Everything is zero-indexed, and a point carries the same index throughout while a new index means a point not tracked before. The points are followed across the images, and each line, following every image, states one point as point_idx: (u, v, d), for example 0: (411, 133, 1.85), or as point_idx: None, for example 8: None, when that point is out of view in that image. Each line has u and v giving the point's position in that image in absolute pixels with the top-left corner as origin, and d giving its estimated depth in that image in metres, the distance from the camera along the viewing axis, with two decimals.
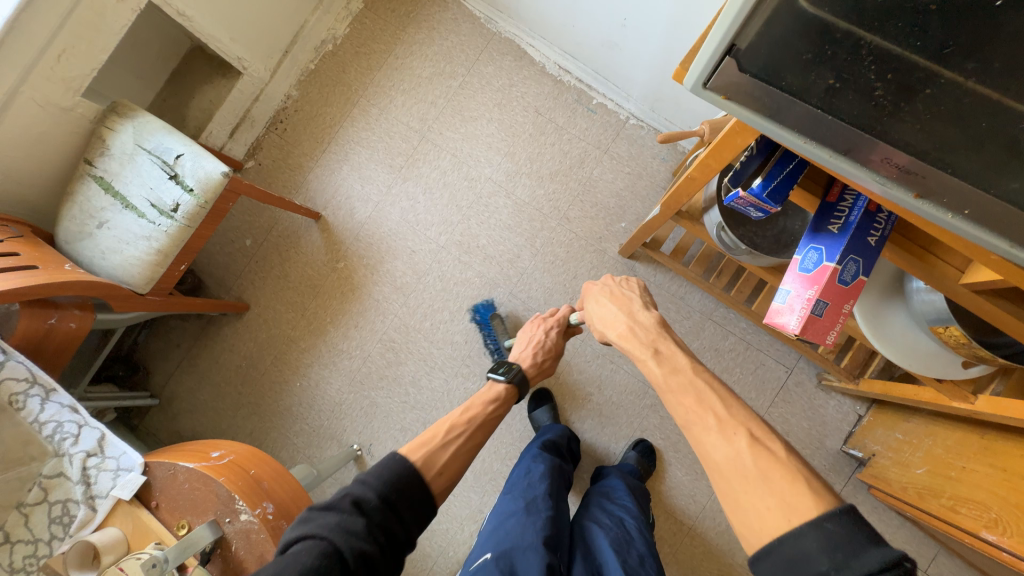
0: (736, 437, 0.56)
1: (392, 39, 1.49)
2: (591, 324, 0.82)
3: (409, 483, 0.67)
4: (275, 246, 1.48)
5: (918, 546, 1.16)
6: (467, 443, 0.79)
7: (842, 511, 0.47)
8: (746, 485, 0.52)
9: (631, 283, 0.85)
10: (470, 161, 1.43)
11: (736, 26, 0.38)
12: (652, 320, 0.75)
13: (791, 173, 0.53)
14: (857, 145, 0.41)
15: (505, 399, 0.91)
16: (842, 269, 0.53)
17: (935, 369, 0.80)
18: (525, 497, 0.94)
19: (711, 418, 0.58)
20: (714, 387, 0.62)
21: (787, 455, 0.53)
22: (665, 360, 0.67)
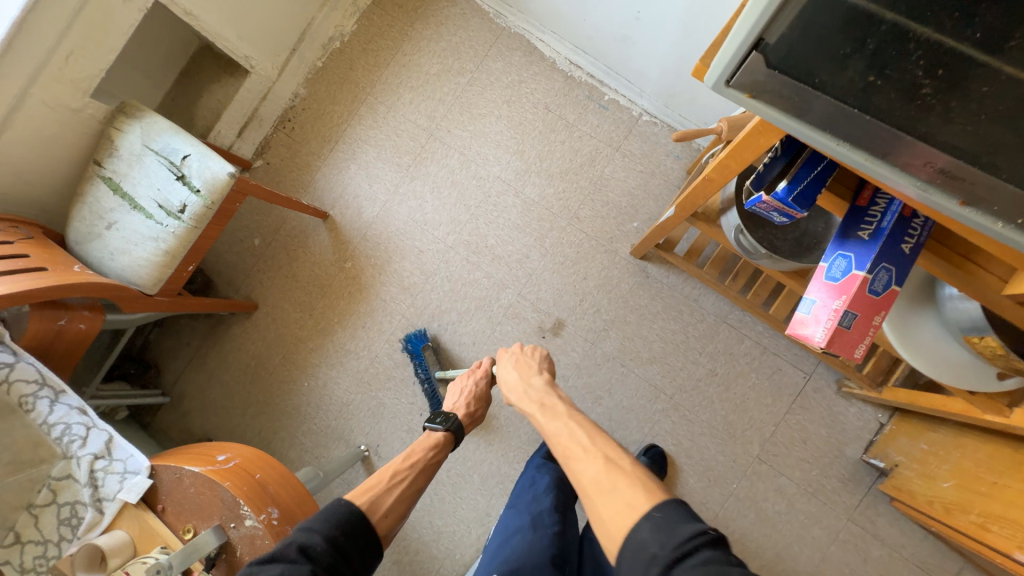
0: (596, 459, 0.69)
1: (400, 35, 1.47)
2: (506, 390, 0.91)
3: (355, 530, 0.69)
4: (283, 245, 1.48)
5: (941, 560, 1.12)
6: (410, 486, 0.82)
7: (666, 501, 0.59)
8: (601, 494, 0.64)
9: (535, 350, 0.98)
10: (478, 159, 1.40)
11: (764, 19, 0.35)
12: (545, 385, 0.88)
13: (819, 176, 0.50)
14: (895, 147, 0.38)
15: (444, 446, 0.91)
16: (873, 278, 0.50)
17: (968, 381, 0.76)
18: (531, 511, 0.92)
19: (578, 449, 0.72)
20: (582, 425, 0.77)
21: (631, 465, 0.67)
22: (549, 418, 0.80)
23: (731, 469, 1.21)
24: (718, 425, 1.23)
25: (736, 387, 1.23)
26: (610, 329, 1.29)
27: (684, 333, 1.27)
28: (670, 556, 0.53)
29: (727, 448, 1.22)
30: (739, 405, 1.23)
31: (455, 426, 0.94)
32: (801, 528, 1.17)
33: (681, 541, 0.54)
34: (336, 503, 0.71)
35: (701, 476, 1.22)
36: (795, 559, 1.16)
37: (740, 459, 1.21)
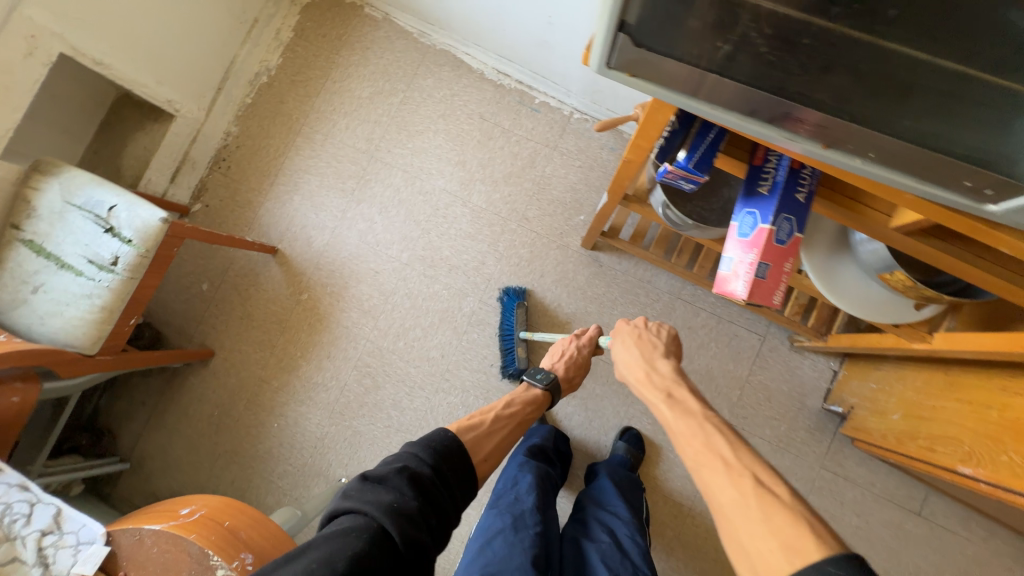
0: (744, 482, 0.57)
1: (327, 63, 1.48)
2: (618, 362, 0.86)
3: (456, 459, 0.76)
4: (234, 286, 1.44)
5: (908, 490, 1.19)
6: (507, 436, 0.90)
7: (844, 557, 0.46)
8: (748, 526, 0.53)
9: (662, 328, 0.89)
10: (422, 174, 1.42)
11: (619, 5, 0.38)
12: (672, 373, 0.79)
13: (713, 142, 0.54)
14: (759, 105, 0.41)
15: (540, 403, 0.99)
16: (777, 228, 0.54)
17: (890, 316, 0.82)
18: (511, 512, 0.93)
19: (719, 462, 0.61)
20: (722, 433, 0.65)
21: (793, 500, 0.55)
22: (677, 413, 0.71)
23: None
24: None
25: (699, 359, 1.28)
26: (573, 321, 1.32)
27: (643, 314, 1.31)
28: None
29: None
30: (705, 375, 1.28)
31: (554, 387, 1.00)
32: None
33: None
34: (437, 431, 0.77)
35: None
36: None
37: None
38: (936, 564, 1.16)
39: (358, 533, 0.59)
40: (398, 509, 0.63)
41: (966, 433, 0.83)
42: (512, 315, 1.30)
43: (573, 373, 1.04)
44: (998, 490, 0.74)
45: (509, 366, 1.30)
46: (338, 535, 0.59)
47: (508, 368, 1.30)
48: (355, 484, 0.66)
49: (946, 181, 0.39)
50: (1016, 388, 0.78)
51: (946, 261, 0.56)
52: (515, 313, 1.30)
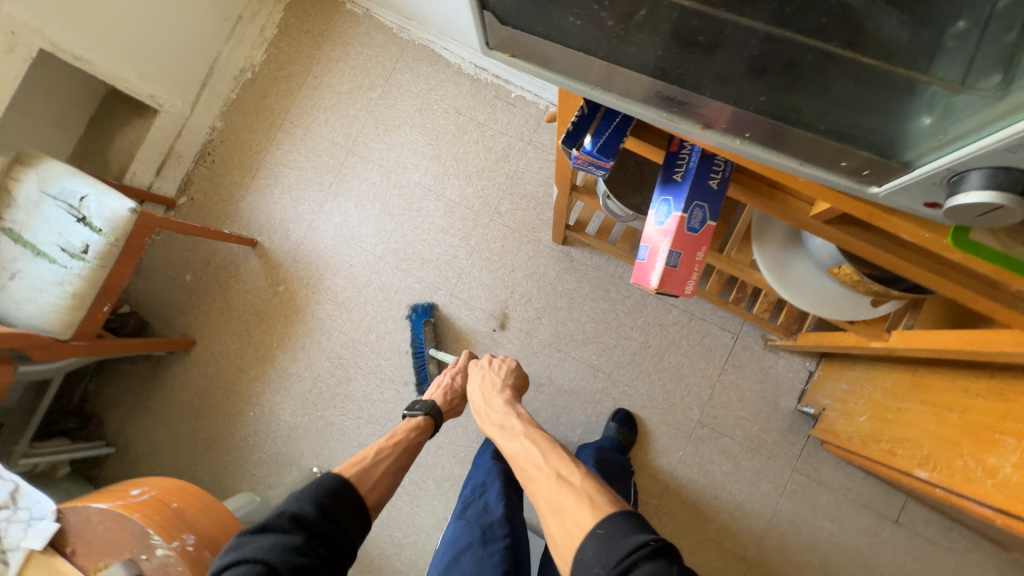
0: (549, 478, 0.71)
1: (309, 59, 1.49)
2: (472, 405, 0.98)
3: (347, 497, 0.72)
4: (216, 277, 1.47)
5: (885, 497, 1.14)
6: (396, 464, 0.85)
7: (609, 519, 0.60)
8: (551, 513, 0.66)
9: (502, 365, 1.05)
10: (398, 168, 1.43)
11: None
12: (506, 404, 0.93)
13: (620, 128, 0.53)
14: (630, 89, 0.40)
15: (425, 427, 0.96)
16: (689, 216, 0.53)
17: (846, 311, 0.79)
18: (480, 524, 0.92)
19: (533, 466, 0.74)
20: (537, 443, 0.79)
21: (581, 481, 0.69)
22: (506, 436, 0.84)
23: (675, 437, 1.23)
24: (658, 396, 1.25)
25: (669, 356, 1.26)
26: (543, 317, 1.31)
27: (614, 311, 1.29)
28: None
29: (669, 417, 1.23)
30: (675, 373, 1.25)
31: (434, 411, 0.99)
32: (748, 485, 1.19)
33: (620, 553, 0.56)
34: (326, 473, 0.74)
35: (646, 448, 1.23)
36: (748, 516, 1.18)
37: (682, 426, 1.23)
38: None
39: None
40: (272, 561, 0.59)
41: (928, 436, 0.79)
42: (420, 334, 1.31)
43: (453, 401, 1.06)
44: (953, 494, 0.71)
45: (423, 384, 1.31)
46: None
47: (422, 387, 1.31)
48: (236, 538, 0.63)
49: (825, 164, 0.38)
50: (979, 389, 0.73)
51: (869, 252, 0.54)
52: (423, 331, 1.31)
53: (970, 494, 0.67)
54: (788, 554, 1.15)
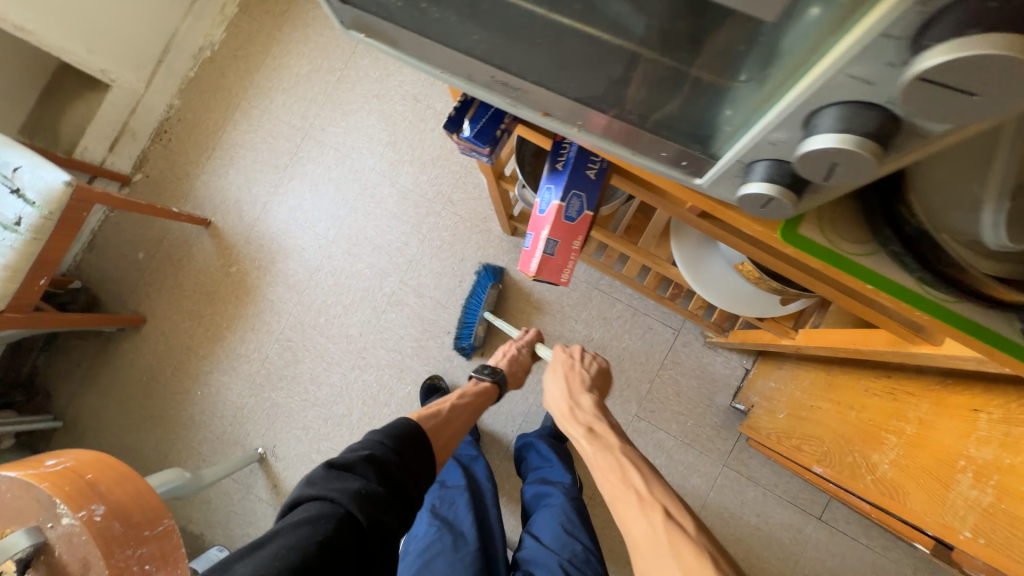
0: (653, 514, 0.61)
1: (268, 39, 1.48)
2: (547, 399, 0.88)
3: (422, 449, 0.75)
4: (169, 256, 1.47)
5: (810, 494, 1.16)
6: (463, 425, 0.90)
7: None
8: (656, 557, 0.56)
9: (593, 362, 0.94)
10: (353, 153, 1.42)
11: None
12: (593, 406, 0.84)
13: (498, 114, 0.53)
14: (473, 74, 0.40)
15: (489, 394, 0.97)
16: (566, 205, 0.54)
17: (755, 309, 0.80)
18: (450, 529, 0.91)
19: (633, 495, 0.65)
20: (635, 465, 0.70)
21: (696, 531, 0.59)
22: (596, 446, 0.75)
23: None
24: None
25: (611, 350, 1.27)
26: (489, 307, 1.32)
27: (560, 303, 1.30)
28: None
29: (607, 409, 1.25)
30: (616, 367, 1.26)
31: (501, 380, 0.99)
32: (681, 478, 1.21)
33: None
34: (400, 423, 0.75)
35: None
36: None
37: (620, 418, 1.24)
38: (834, 570, 1.14)
39: (316, 525, 0.57)
40: (355, 503, 0.61)
41: (829, 433, 0.81)
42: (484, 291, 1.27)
43: (516, 373, 1.02)
44: (841, 488, 0.74)
45: (464, 341, 1.30)
46: (291, 526, 0.57)
47: (461, 342, 1.30)
48: (319, 471, 0.65)
49: (649, 152, 0.38)
50: (877, 389, 0.75)
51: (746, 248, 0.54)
52: (488, 292, 1.27)
53: (852, 488, 0.70)
54: None
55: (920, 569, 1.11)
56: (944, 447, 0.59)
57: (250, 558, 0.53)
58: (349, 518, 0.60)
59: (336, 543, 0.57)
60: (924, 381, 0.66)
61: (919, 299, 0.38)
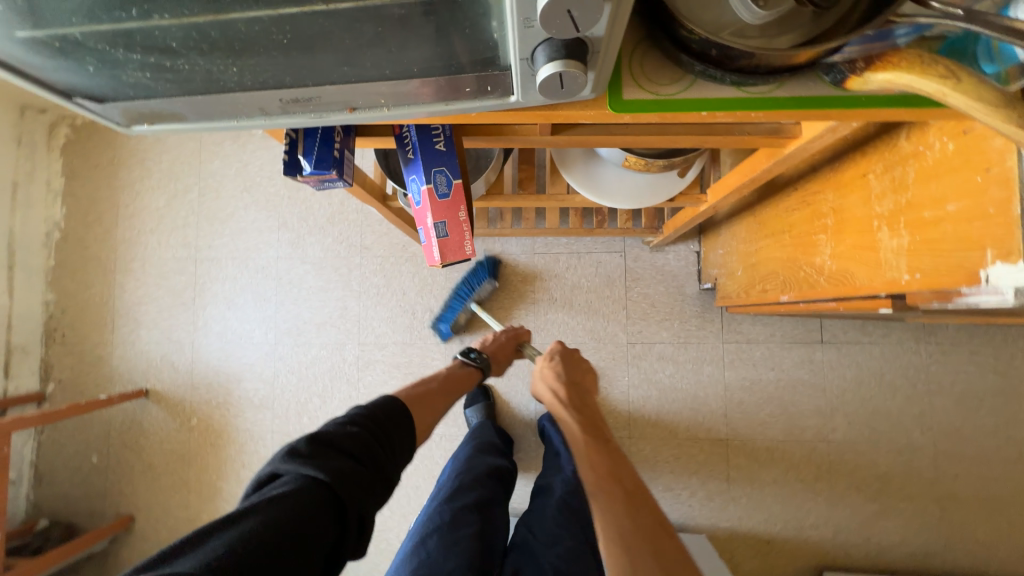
0: (640, 514, 0.51)
1: (111, 191, 1.40)
2: (534, 383, 0.76)
3: (396, 433, 0.66)
4: (124, 444, 1.36)
5: (803, 325, 1.23)
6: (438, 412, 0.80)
7: None
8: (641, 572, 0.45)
9: (586, 365, 0.82)
10: (251, 252, 1.37)
11: (30, 83, 0.35)
12: (590, 406, 0.71)
13: (328, 137, 0.52)
14: (263, 105, 0.38)
15: (470, 380, 0.90)
16: (434, 184, 0.54)
17: (663, 193, 0.84)
18: (454, 506, 0.81)
19: (621, 491, 0.53)
20: (629, 467, 0.58)
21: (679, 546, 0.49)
22: (590, 434, 0.63)
23: (616, 367, 1.26)
24: (585, 338, 1.27)
25: (578, 298, 1.29)
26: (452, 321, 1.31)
27: (512, 283, 1.30)
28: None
29: (602, 351, 1.26)
30: (589, 311, 1.28)
31: (487, 366, 0.93)
32: (694, 373, 1.24)
33: None
34: (383, 396, 0.69)
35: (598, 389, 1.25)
36: (707, 401, 1.23)
37: (617, 353, 1.26)
38: (855, 376, 1.21)
39: (288, 503, 0.50)
40: (333, 480, 0.53)
41: (781, 263, 0.85)
42: (478, 284, 1.25)
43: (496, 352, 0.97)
44: (810, 302, 0.77)
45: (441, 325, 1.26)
46: (261, 505, 0.49)
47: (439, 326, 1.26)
48: (301, 442, 0.57)
49: (457, 94, 0.37)
50: (793, 204, 0.80)
51: (611, 140, 0.55)
52: (483, 285, 1.24)
53: (815, 297, 0.73)
54: (752, 414, 1.22)
55: (918, 335, 1.20)
56: (859, 220, 0.63)
57: (207, 544, 0.44)
58: (325, 499, 0.52)
59: (305, 527, 0.49)
60: (821, 176, 0.71)
61: (747, 101, 0.41)
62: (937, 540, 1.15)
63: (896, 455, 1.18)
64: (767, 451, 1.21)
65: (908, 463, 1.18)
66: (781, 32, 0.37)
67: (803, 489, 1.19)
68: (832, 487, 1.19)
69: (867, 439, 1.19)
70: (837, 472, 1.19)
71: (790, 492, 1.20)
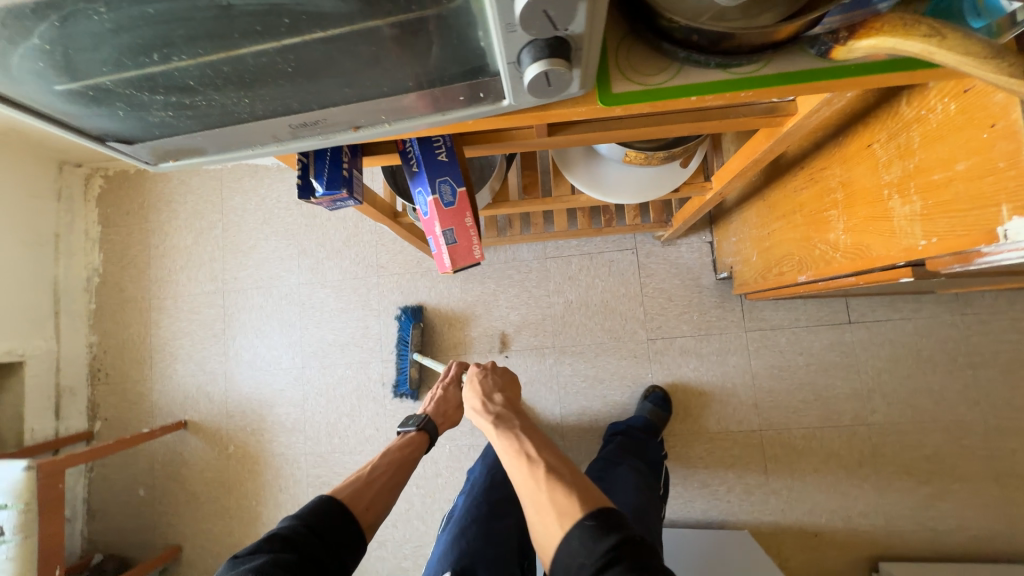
0: (536, 467, 0.68)
1: (142, 234, 1.48)
2: (466, 405, 0.92)
3: (336, 518, 0.71)
4: (167, 475, 1.41)
5: (829, 307, 1.19)
6: (392, 481, 0.84)
7: (601, 521, 0.57)
8: (538, 499, 0.63)
9: (495, 367, 0.98)
10: (274, 281, 1.42)
11: (71, 131, 0.39)
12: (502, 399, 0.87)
13: (335, 158, 0.55)
14: (275, 133, 0.41)
15: (420, 443, 0.93)
16: (439, 194, 0.56)
17: (666, 184, 0.85)
18: (490, 501, 0.90)
19: (522, 455, 0.71)
20: (529, 433, 0.77)
21: (570, 472, 0.66)
22: (501, 430, 0.78)
23: (639, 365, 1.25)
24: (603, 338, 1.27)
25: (593, 299, 1.29)
26: (471, 331, 1.33)
27: (526, 290, 1.31)
28: (595, 567, 0.53)
29: (623, 350, 1.26)
30: (605, 311, 1.28)
31: (428, 427, 0.96)
32: (719, 365, 1.22)
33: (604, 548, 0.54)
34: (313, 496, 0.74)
35: (622, 388, 1.24)
36: (736, 393, 1.21)
37: (638, 350, 1.25)
38: (890, 355, 1.16)
39: None
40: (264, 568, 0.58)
41: (795, 244, 0.83)
42: (408, 336, 1.30)
43: (447, 411, 1.02)
44: (829, 280, 0.75)
45: (402, 388, 1.30)
46: None
47: (400, 389, 1.30)
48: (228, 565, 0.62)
49: (452, 104, 0.39)
50: (802, 183, 0.79)
51: (607, 135, 0.56)
52: (412, 333, 1.29)
53: (832, 273, 0.72)
54: (785, 402, 1.19)
55: (954, 307, 1.15)
56: (869, 190, 0.62)
57: None
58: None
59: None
60: (826, 152, 0.71)
61: (735, 83, 0.42)
62: (1002, 522, 1.08)
63: (944, 434, 1.12)
64: (804, 439, 1.17)
65: (959, 443, 1.12)
66: (761, 11, 0.40)
67: (847, 476, 1.15)
68: (878, 472, 1.14)
69: (911, 419, 1.14)
70: (882, 456, 1.14)
71: (834, 480, 1.15)
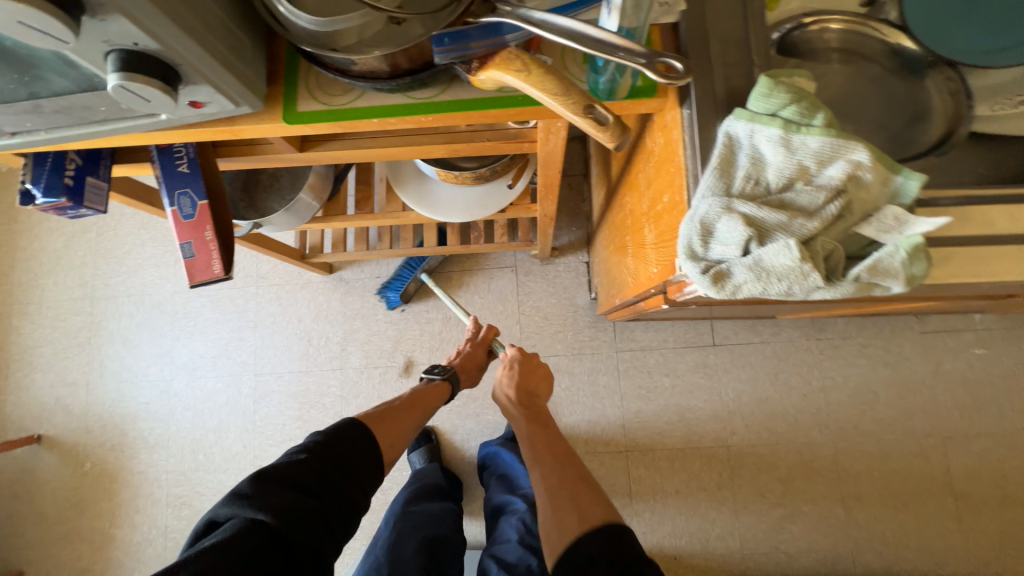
0: (565, 473, 0.67)
1: (10, 235, 1.40)
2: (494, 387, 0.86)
3: (361, 448, 0.65)
4: (15, 494, 1.30)
5: (696, 330, 1.22)
6: (416, 421, 0.78)
7: (611, 531, 0.56)
8: (558, 504, 0.62)
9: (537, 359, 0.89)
10: (148, 288, 1.36)
11: None
12: (540, 402, 0.83)
13: (60, 164, 0.52)
14: None
15: (439, 399, 0.85)
16: (178, 206, 0.55)
17: (494, 203, 0.85)
18: (390, 559, 0.76)
19: (552, 457, 0.70)
20: (561, 440, 0.75)
21: (591, 481, 0.66)
22: (537, 431, 0.76)
23: None
24: None
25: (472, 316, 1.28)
26: (348, 346, 1.30)
27: (406, 305, 1.30)
28: None
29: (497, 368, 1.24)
30: None
31: (454, 380, 0.89)
32: (590, 384, 1.22)
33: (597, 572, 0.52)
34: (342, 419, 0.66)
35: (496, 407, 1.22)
36: (605, 414, 1.21)
37: None
38: (750, 379, 1.19)
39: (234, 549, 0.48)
40: (289, 512, 0.52)
41: (614, 268, 0.86)
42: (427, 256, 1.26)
43: (469, 371, 0.94)
44: (627, 303, 0.77)
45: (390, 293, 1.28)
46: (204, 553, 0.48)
47: (389, 294, 1.28)
48: (248, 483, 0.54)
49: (100, 115, 0.39)
50: (617, 208, 0.81)
51: (357, 155, 0.56)
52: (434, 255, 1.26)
53: (627, 296, 0.74)
54: (651, 424, 1.19)
55: (808, 332, 1.19)
56: (637, 218, 0.65)
57: None
58: (276, 540, 0.51)
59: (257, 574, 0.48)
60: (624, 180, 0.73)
61: (413, 107, 0.43)
62: (845, 544, 1.11)
63: (796, 457, 1.15)
64: (668, 460, 1.18)
65: (809, 465, 1.15)
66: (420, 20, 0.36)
67: (707, 498, 1.15)
68: (735, 494, 1.15)
69: (767, 442, 1.16)
70: (739, 478, 1.15)
71: (693, 503, 1.15)
